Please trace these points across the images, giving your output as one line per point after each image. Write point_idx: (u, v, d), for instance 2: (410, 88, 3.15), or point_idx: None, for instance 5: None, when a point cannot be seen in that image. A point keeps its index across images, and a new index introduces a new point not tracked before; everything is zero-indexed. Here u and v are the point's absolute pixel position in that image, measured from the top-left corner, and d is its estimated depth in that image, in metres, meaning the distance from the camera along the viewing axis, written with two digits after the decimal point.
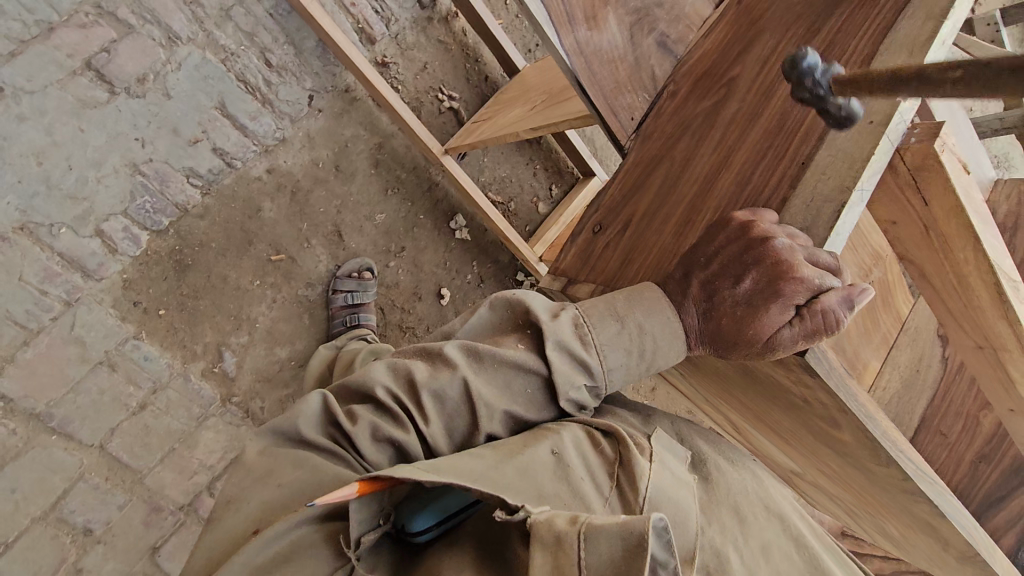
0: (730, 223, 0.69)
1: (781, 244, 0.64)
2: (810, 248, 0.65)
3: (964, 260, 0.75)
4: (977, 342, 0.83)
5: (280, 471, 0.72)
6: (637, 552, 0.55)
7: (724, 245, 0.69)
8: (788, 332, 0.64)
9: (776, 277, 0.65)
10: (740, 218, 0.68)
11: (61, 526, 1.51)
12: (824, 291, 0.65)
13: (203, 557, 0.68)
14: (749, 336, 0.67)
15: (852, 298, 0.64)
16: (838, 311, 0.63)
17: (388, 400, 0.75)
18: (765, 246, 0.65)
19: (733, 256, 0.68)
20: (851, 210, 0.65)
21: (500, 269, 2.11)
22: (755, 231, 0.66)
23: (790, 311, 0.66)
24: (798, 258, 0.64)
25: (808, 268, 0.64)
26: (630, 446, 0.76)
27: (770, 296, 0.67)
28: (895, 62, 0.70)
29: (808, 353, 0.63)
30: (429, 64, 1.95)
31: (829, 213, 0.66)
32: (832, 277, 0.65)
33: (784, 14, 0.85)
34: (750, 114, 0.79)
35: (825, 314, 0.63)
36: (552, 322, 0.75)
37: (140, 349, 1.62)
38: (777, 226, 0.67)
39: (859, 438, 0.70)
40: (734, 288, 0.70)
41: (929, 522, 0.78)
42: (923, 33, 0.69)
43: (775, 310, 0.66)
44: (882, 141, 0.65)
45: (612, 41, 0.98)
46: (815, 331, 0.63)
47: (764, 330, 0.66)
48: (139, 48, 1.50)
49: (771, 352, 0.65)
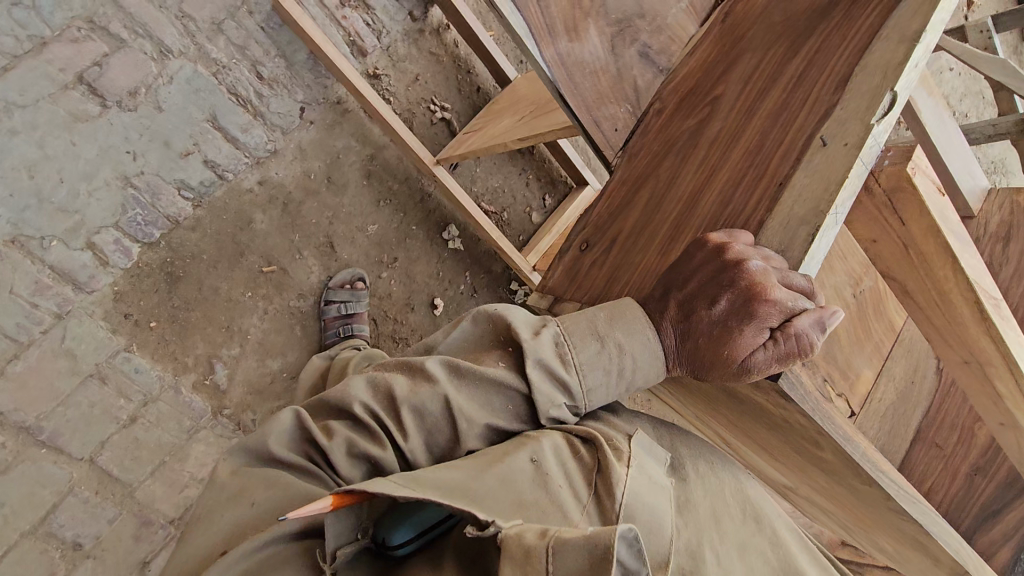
0: (706, 243, 0.68)
1: (755, 266, 0.64)
2: (784, 270, 0.65)
3: (944, 278, 0.75)
4: (965, 358, 0.82)
5: (252, 491, 0.71)
6: (603, 565, 0.54)
7: (699, 267, 0.69)
8: (763, 355, 0.64)
9: (751, 299, 0.65)
10: (715, 240, 0.68)
11: (49, 541, 1.50)
12: (796, 314, 0.66)
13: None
14: (725, 357, 0.67)
15: (824, 320, 0.66)
16: (811, 335, 0.65)
17: (365, 417, 0.73)
18: (739, 269, 0.64)
19: (709, 277, 0.68)
20: (824, 235, 0.64)
21: (493, 279, 2.12)
22: (729, 253, 0.65)
23: (764, 333, 0.66)
24: (771, 280, 0.64)
25: (781, 290, 0.64)
26: (608, 454, 0.73)
27: (745, 317, 0.67)
28: (869, 84, 0.69)
29: (781, 377, 0.64)
30: (421, 76, 1.96)
31: (803, 238, 0.65)
32: (805, 299, 0.65)
33: (767, 34, 0.85)
34: (732, 134, 0.79)
35: (798, 337, 0.65)
36: (532, 340, 0.73)
37: (131, 361, 1.62)
38: (751, 248, 0.66)
39: (839, 458, 0.69)
40: (711, 308, 0.69)
41: (917, 539, 0.77)
42: (896, 56, 0.68)
43: (750, 332, 0.66)
44: (857, 164, 0.64)
45: (593, 52, 0.98)
46: (788, 353, 0.64)
47: (739, 351, 0.66)
48: (131, 62, 1.51)
49: (746, 374, 0.65)
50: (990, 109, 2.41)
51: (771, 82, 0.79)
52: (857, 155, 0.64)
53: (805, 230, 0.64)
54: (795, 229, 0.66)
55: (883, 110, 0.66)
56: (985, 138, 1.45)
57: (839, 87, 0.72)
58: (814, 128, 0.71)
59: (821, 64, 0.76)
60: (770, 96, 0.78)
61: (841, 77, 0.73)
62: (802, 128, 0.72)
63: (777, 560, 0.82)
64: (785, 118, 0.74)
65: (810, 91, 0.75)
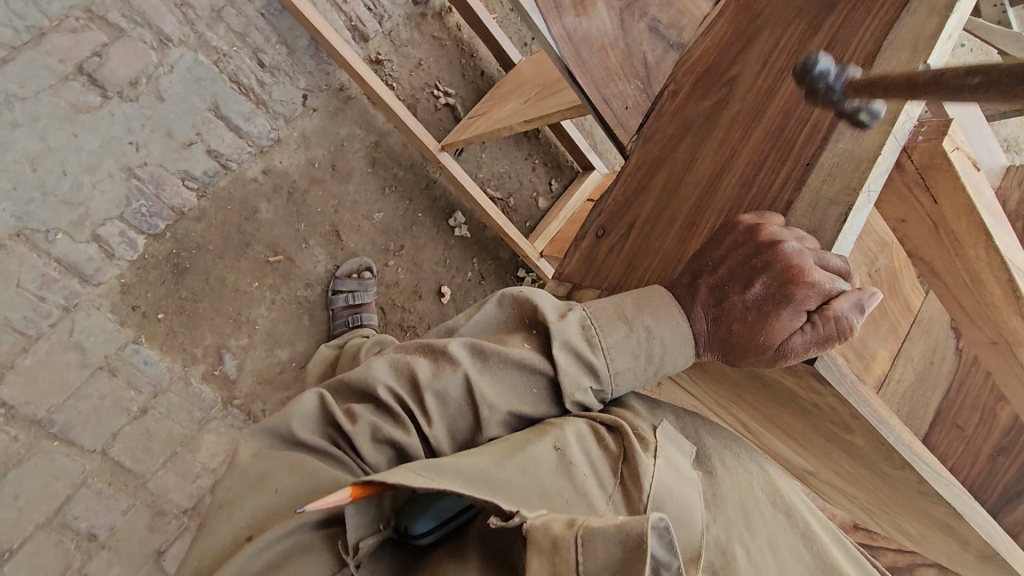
0: (737, 227, 0.66)
1: (791, 248, 0.62)
2: (819, 251, 0.63)
3: (976, 258, 0.73)
4: (993, 337, 0.80)
5: (274, 476, 0.70)
6: (637, 555, 0.53)
7: (730, 250, 0.67)
8: (801, 338, 0.62)
9: (788, 282, 0.64)
10: (746, 221, 0.66)
11: (64, 532, 1.50)
12: (834, 296, 0.64)
13: (194, 565, 0.66)
14: (760, 343, 0.65)
15: (863, 301, 0.64)
16: (849, 318, 0.63)
17: (390, 400, 0.72)
18: (775, 251, 0.63)
19: (741, 261, 0.66)
20: (858, 211, 0.63)
21: (501, 266, 2.10)
22: (763, 235, 0.63)
23: (801, 316, 0.64)
24: (807, 262, 0.62)
25: (819, 272, 0.62)
26: (634, 442, 0.72)
27: (781, 301, 0.65)
28: (897, 58, 0.67)
29: (816, 361, 0.62)
30: (424, 61, 1.93)
31: (836, 216, 0.63)
32: (843, 281, 0.63)
33: (785, 10, 0.82)
34: (753, 114, 0.76)
35: (838, 320, 0.63)
36: (559, 322, 0.72)
37: (140, 353, 1.61)
38: (785, 229, 0.64)
39: (873, 442, 0.68)
40: (744, 293, 0.67)
41: (947, 522, 0.76)
42: (926, 29, 0.66)
43: (787, 315, 0.64)
44: (889, 141, 0.63)
45: (601, 27, 0.96)
46: (827, 337, 0.62)
47: (775, 336, 0.64)
48: (131, 51, 1.50)
49: (782, 360, 0.63)
50: None
51: (792, 61, 0.77)
52: (890, 132, 0.63)
53: (838, 208, 0.63)
54: (825, 211, 0.64)
55: None
56: (1002, 114, 1.42)
57: (865, 64, 0.70)
58: None
59: (845, 40, 0.73)
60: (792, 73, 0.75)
61: (867, 51, 0.71)
62: None
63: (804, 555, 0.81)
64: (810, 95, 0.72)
65: None
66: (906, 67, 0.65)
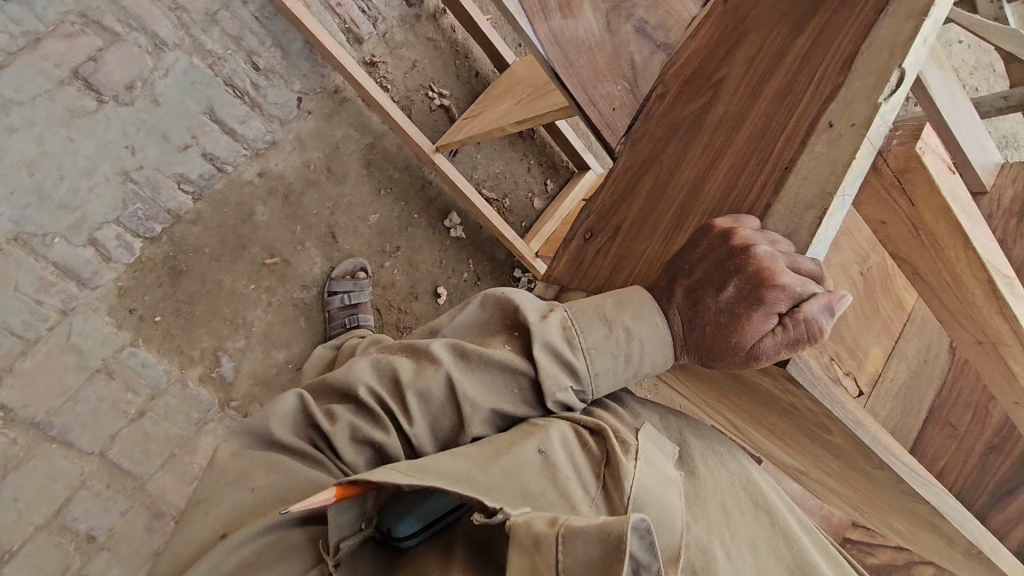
0: (711, 230, 0.67)
1: (763, 252, 0.62)
2: (792, 254, 0.63)
3: (955, 258, 0.74)
4: (978, 338, 0.79)
5: (251, 475, 0.70)
6: (616, 552, 0.53)
7: (705, 254, 0.67)
8: (771, 341, 0.63)
9: (760, 285, 0.64)
10: (721, 225, 0.66)
11: (63, 534, 1.51)
12: (805, 300, 0.64)
13: (170, 562, 0.66)
14: (732, 345, 0.66)
15: (832, 304, 0.64)
16: (819, 320, 0.63)
17: (370, 400, 0.72)
18: (745, 255, 0.63)
19: (714, 265, 0.67)
20: (832, 217, 0.63)
21: (497, 266, 2.11)
22: (736, 239, 0.64)
23: (773, 319, 0.64)
24: (779, 265, 0.63)
25: (790, 275, 0.63)
26: (614, 444, 0.73)
27: (753, 304, 0.65)
28: (876, 61, 0.68)
29: (788, 364, 0.63)
30: (418, 62, 1.94)
31: (811, 220, 0.64)
32: (814, 284, 0.63)
33: (771, 12, 0.82)
34: (735, 118, 0.77)
35: (808, 323, 0.63)
36: (540, 323, 0.72)
37: (138, 355, 1.63)
38: (758, 233, 0.65)
39: (851, 443, 0.68)
40: (717, 297, 0.68)
41: (929, 520, 0.75)
42: (903, 32, 0.67)
43: (758, 318, 0.64)
44: (864, 144, 0.63)
45: (587, 29, 0.97)
46: (798, 339, 0.62)
47: (747, 338, 0.65)
48: (126, 56, 1.51)
49: (755, 361, 0.64)
50: (1002, 82, 2.35)
51: (775, 63, 0.77)
52: (864, 136, 0.63)
53: (812, 213, 0.64)
54: (802, 213, 0.65)
55: (891, 88, 0.65)
56: (997, 111, 1.41)
57: (844, 67, 0.70)
58: (819, 109, 0.69)
59: (826, 42, 0.73)
60: (774, 77, 0.76)
61: (847, 54, 0.71)
62: (807, 109, 0.70)
63: (790, 554, 0.81)
64: (790, 98, 0.72)
65: (814, 72, 0.72)
66: (883, 71, 0.66)
